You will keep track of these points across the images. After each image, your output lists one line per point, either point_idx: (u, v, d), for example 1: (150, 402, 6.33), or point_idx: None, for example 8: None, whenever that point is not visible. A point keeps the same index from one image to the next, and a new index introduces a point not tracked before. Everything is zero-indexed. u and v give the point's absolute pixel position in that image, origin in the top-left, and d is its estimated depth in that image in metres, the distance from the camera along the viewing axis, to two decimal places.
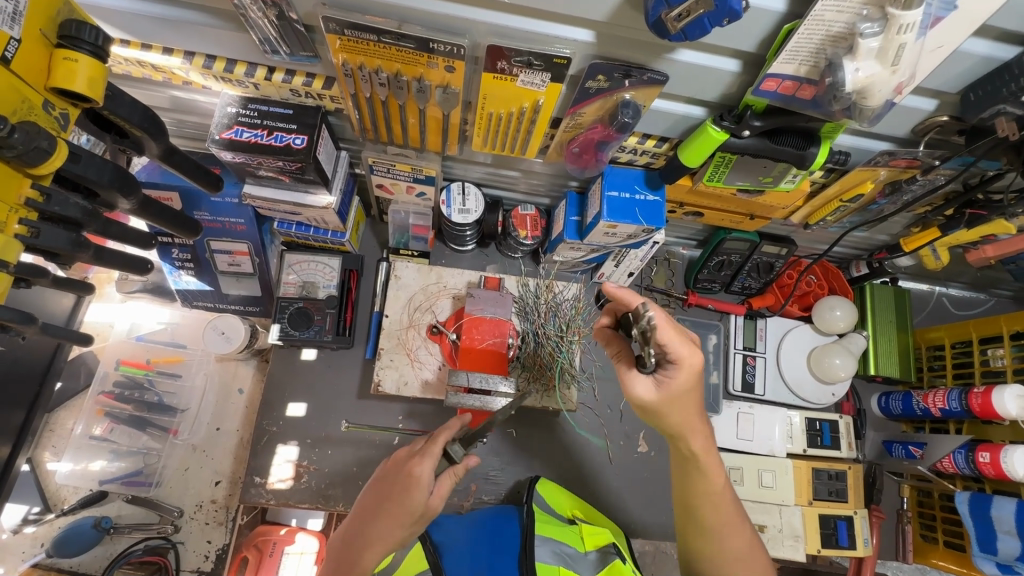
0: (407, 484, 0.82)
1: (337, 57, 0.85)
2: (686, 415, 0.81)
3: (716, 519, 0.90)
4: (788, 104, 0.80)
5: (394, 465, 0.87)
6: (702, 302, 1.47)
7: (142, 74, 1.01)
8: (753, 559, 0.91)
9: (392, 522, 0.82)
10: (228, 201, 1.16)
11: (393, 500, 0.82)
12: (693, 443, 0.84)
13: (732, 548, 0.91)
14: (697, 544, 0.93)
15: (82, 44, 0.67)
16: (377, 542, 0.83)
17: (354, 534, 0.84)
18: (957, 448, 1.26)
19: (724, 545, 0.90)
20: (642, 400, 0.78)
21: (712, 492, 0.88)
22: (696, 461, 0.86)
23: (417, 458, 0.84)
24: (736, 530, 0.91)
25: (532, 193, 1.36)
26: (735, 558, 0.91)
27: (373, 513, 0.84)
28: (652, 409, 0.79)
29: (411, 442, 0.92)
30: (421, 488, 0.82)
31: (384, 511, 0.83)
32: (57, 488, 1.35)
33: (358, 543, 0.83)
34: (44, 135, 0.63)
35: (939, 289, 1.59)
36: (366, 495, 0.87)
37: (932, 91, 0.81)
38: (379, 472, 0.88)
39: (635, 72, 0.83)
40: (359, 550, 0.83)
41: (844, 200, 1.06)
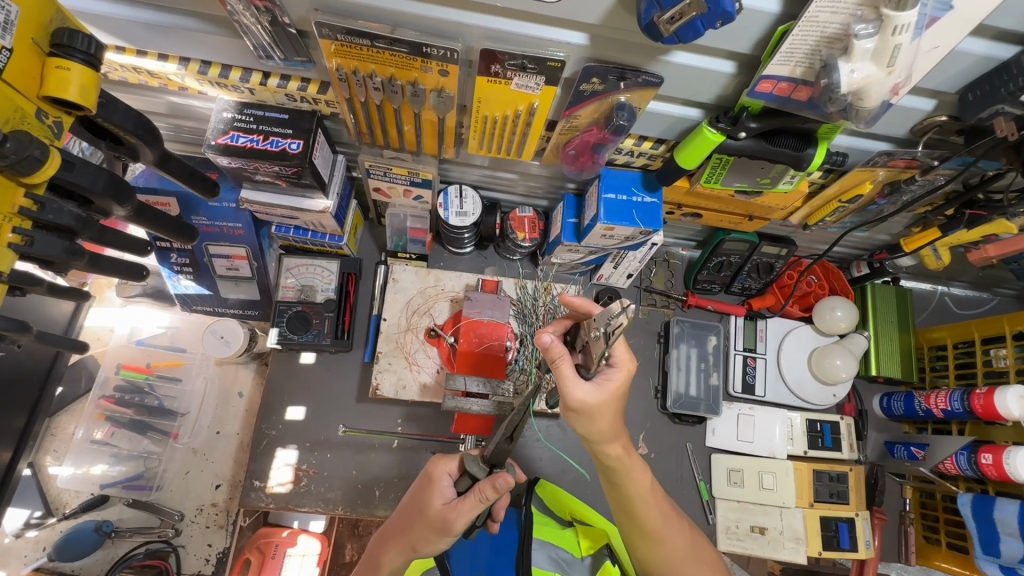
0: (424, 484, 0.90)
1: (331, 62, 0.85)
2: (608, 418, 0.80)
3: (656, 523, 0.90)
4: (784, 105, 0.79)
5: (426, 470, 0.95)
6: (701, 303, 1.46)
7: (138, 80, 1.01)
8: (696, 555, 0.95)
9: (412, 522, 0.88)
10: (225, 206, 1.17)
11: (414, 500, 0.90)
12: (611, 447, 0.83)
13: (674, 548, 0.92)
14: (644, 551, 0.94)
15: (75, 52, 0.67)
16: (396, 541, 0.89)
17: (383, 533, 0.94)
18: (959, 450, 1.25)
19: (668, 547, 0.92)
20: (570, 404, 0.77)
21: (642, 493, 0.88)
22: (610, 468, 0.86)
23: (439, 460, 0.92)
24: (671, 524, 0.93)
25: (530, 195, 1.36)
26: (682, 556, 0.93)
27: (401, 512, 0.93)
28: (572, 411, 0.78)
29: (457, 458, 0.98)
30: (435, 488, 0.87)
31: (409, 512, 0.91)
32: (58, 492, 1.36)
33: (383, 541, 0.92)
34: (36, 144, 0.63)
35: (941, 288, 1.58)
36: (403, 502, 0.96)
37: (930, 91, 0.80)
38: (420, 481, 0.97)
39: (630, 74, 0.82)
40: (380, 546, 0.92)
41: (843, 200, 1.05)
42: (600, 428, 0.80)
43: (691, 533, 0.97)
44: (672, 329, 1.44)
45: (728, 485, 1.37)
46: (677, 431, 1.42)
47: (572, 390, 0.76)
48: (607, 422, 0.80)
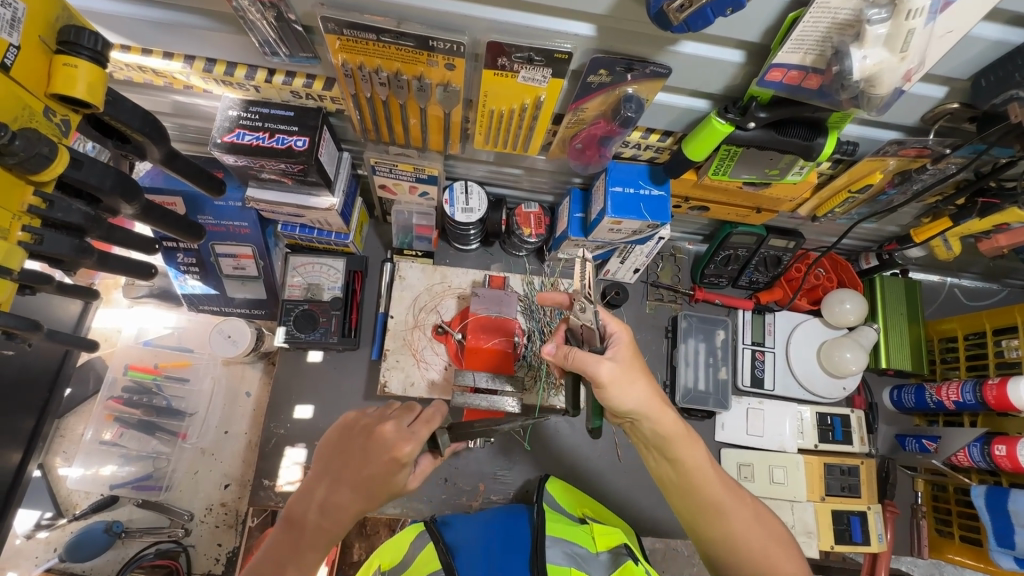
0: (390, 466, 0.79)
1: (337, 58, 0.85)
2: (640, 388, 0.83)
3: (715, 494, 0.89)
4: (794, 94, 0.78)
5: (375, 438, 0.81)
6: (709, 297, 1.45)
7: (143, 79, 1.01)
8: (765, 530, 0.89)
9: (368, 496, 0.79)
10: (232, 205, 1.16)
11: (372, 476, 0.79)
12: (661, 419, 0.86)
13: (738, 519, 0.88)
14: (706, 529, 0.90)
15: (81, 49, 0.67)
16: (350, 515, 0.80)
17: (321, 505, 0.79)
18: (972, 442, 1.24)
19: (732, 522, 0.88)
20: (598, 381, 0.81)
21: (700, 466, 0.88)
22: (665, 443, 0.88)
23: (405, 439, 0.80)
24: (733, 493, 0.90)
25: (535, 190, 1.35)
26: (748, 531, 0.88)
27: (347, 482, 0.80)
28: (605, 386, 0.81)
29: (388, 412, 0.86)
30: (405, 470, 0.80)
31: (362, 485, 0.79)
32: (68, 493, 1.37)
33: (330, 516, 0.79)
34: (44, 142, 0.63)
35: (950, 280, 1.57)
36: (337, 467, 0.81)
37: (941, 78, 0.79)
38: (353, 442, 0.82)
39: (638, 65, 0.82)
40: (331, 523, 0.79)
41: (852, 190, 1.04)
42: (642, 395, 0.83)
43: (757, 508, 0.92)
44: (679, 323, 1.43)
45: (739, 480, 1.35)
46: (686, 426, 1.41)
47: (596, 367, 0.81)
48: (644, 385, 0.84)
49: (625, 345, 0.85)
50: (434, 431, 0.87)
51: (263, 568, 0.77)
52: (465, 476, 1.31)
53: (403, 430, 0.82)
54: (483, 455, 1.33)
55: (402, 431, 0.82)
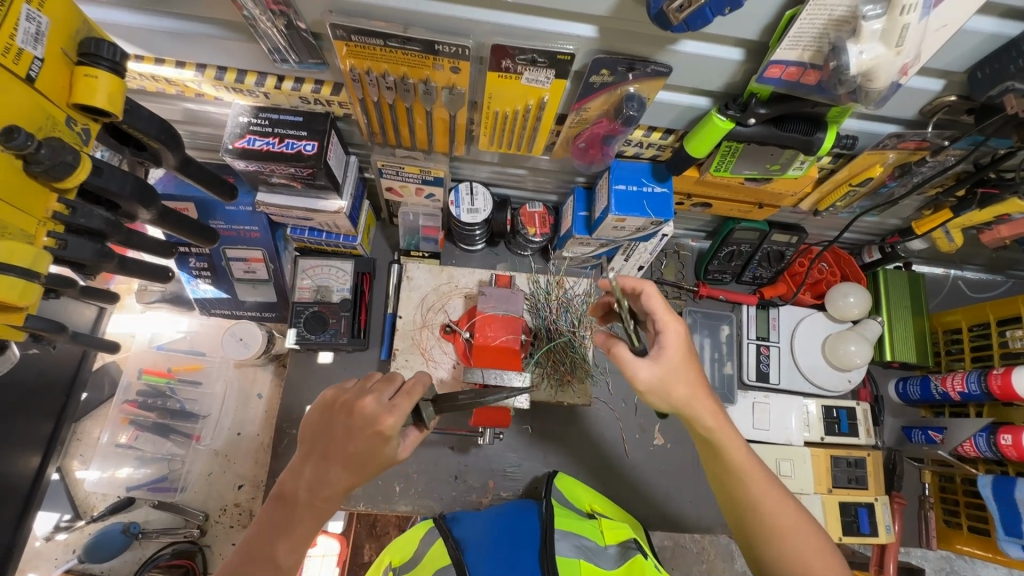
0: (375, 439, 0.79)
1: (345, 64, 0.87)
2: (684, 388, 0.84)
3: (759, 492, 0.84)
4: (793, 90, 0.80)
5: (356, 414, 0.80)
6: (713, 293, 1.47)
7: (156, 88, 1.04)
8: (801, 529, 0.82)
9: (358, 472, 0.80)
10: (242, 210, 1.19)
11: (360, 452, 0.79)
12: (709, 416, 0.86)
13: (773, 514, 0.83)
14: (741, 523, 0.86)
15: (101, 61, 0.69)
16: (342, 491, 0.80)
17: (312, 483, 0.79)
18: (977, 432, 1.25)
19: (764, 514, 0.83)
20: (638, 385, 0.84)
21: (747, 464, 0.86)
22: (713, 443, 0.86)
23: (387, 412, 0.80)
24: (772, 488, 0.85)
25: (539, 190, 1.37)
26: (782, 526, 0.82)
27: (334, 459, 0.80)
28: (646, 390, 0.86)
29: (367, 386, 0.85)
30: (391, 442, 0.80)
31: (350, 461, 0.79)
32: (86, 495, 1.39)
33: (322, 493, 0.79)
34: (69, 150, 0.65)
35: (953, 272, 1.58)
36: (323, 446, 0.81)
37: (938, 71, 0.81)
38: (336, 418, 0.82)
39: (639, 65, 0.83)
40: (323, 500, 0.79)
41: (853, 184, 1.06)
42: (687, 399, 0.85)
43: (800, 510, 0.85)
44: (684, 320, 1.45)
45: None
46: None
47: (635, 369, 0.83)
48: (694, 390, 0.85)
49: (675, 340, 0.85)
50: (420, 404, 0.88)
51: (254, 547, 0.76)
52: (475, 473, 1.33)
53: (384, 403, 0.82)
54: (493, 452, 1.35)
55: (383, 405, 0.81)
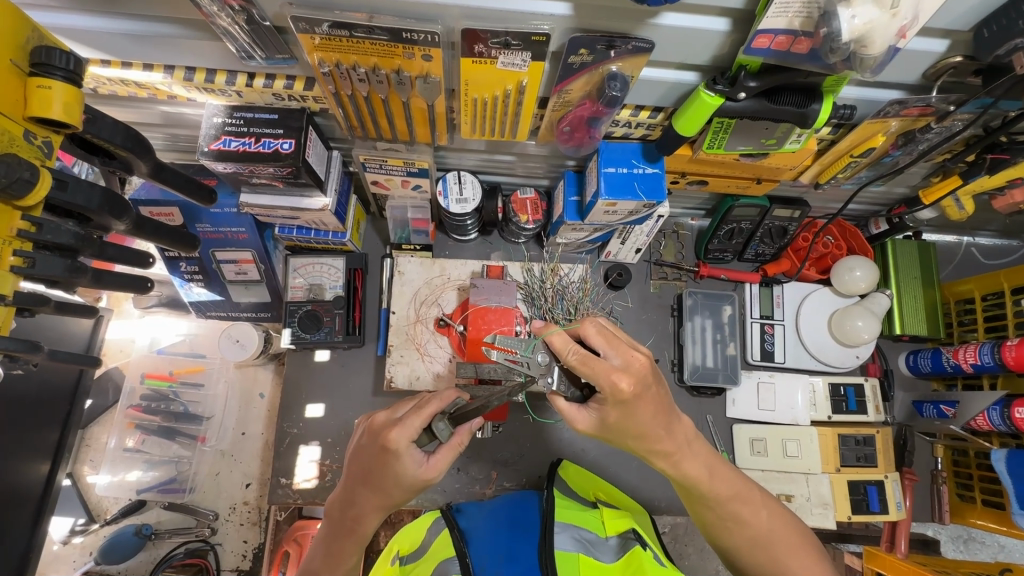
0: (385, 455, 0.82)
1: (313, 57, 0.84)
2: (646, 417, 0.78)
3: (736, 515, 0.88)
4: (784, 60, 0.75)
5: (370, 433, 0.86)
6: (713, 273, 1.42)
7: (127, 92, 1.01)
8: (773, 530, 0.89)
9: (379, 491, 0.84)
10: (226, 212, 1.17)
11: (377, 472, 0.83)
12: (664, 456, 0.83)
13: (747, 519, 0.88)
14: (715, 526, 0.90)
15: (55, 70, 0.67)
16: (369, 509, 0.86)
17: (344, 503, 0.88)
18: (992, 405, 1.21)
19: (737, 518, 0.88)
20: (591, 434, 0.81)
21: (721, 493, 0.87)
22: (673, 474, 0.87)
23: (393, 426, 0.82)
24: (745, 502, 0.89)
25: (530, 175, 1.34)
26: (756, 531, 0.88)
27: (357, 480, 0.86)
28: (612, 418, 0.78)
29: (394, 408, 0.89)
30: (402, 458, 0.81)
31: (370, 480, 0.84)
32: (99, 499, 1.42)
33: (350, 513, 0.87)
34: (25, 166, 0.64)
35: (967, 239, 1.51)
36: (351, 467, 0.88)
37: (941, 31, 0.75)
38: (359, 441, 0.88)
39: (619, 42, 0.79)
40: (352, 519, 0.87)
41: (855, 155, 1.01)
42: (644, 424, 0.79)
43: (769, 504, 0.91)
44: (684, 301, 1.41)
45: (752, 455, 1.34)
46: (696, 403, 1.40)
47: (576, 423, 0.80)
48: (648, 413, 0.78)
49: (615, 406, 0.77)
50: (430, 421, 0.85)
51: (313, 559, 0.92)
52: (476, 465, 1.33)
53: (394, 419, 0.84)
54: (495, 443, 1.34)
55: (393, 420, 0.84)
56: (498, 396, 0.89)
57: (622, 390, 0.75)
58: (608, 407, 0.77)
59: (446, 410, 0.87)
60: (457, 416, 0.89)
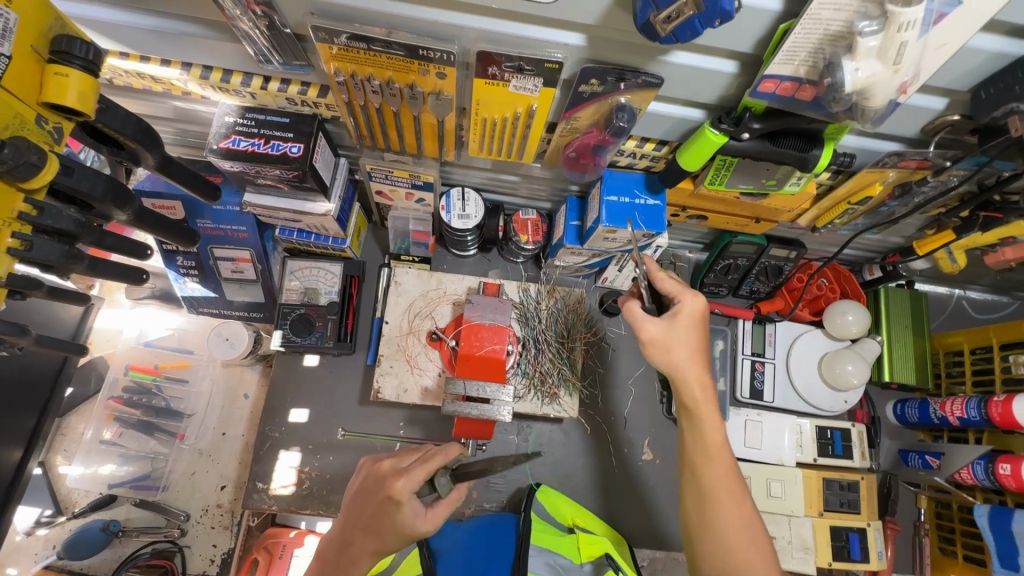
0: (388, 505, 0.80)
1: (329, 66, 0.85)
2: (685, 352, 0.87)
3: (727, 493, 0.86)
4: (788, 105, 0.77)
5: (374, 480, 0.84)
6: (708, 306, 1.42)
7: (142, 85, 1.02)
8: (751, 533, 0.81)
9: (378, 539, 0.81)
10: (229, 210, 1.18)
11: (376, 520, 0.81)
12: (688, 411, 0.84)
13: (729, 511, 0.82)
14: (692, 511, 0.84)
15: (73, 59, 0.68)
16: (365, 556, 0.82)
17: (338, 545, 0.83)
18: (976, 459, 1.21)
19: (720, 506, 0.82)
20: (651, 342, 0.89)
21: (713, 479, 0.83)
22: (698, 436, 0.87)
23: (399, 476, 0.81)
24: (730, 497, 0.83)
25: (533, 197, 1.35)
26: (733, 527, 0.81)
27: (356, 522, 0.83)
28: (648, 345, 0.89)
29: (396, 453, 0.88)
30: (404, 509, 0.80)
31: (368, 525, 0.81)
32: (68, 491, 1.39)
33: (346, 556, 0.82)
34: (34, 150, 0.64)
35: (958, 292, 1.53)
36: (348, 510, 0.84)
37: (940, 89, 0.77)
38: (359, 484, 0.85)
39: (629, 75, 0.81)
40: (347, 561, 0.82)
41: (852, 202, 1.03)
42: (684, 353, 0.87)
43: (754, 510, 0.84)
44: None
45: None
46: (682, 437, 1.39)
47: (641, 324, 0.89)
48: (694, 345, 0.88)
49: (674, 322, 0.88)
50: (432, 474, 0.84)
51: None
52: None
53: (399, 466, 0.84)
54: None
55: (398, 467, 0.83)
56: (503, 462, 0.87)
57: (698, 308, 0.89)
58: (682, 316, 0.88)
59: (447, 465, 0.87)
60: (458, 473, 0.88)
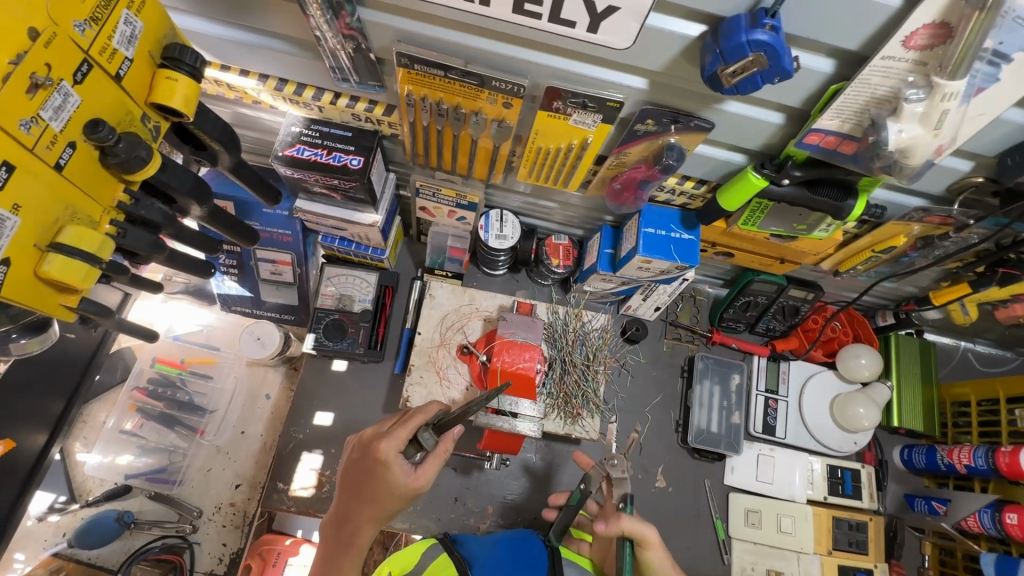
0: (376, 467, 0.85)
1: (403, 88, 0.91)
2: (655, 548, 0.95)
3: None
4: (830, 157, 0.84)
5: (360, 447, 0.89)
6: (726, 340, 1.48)
7: (216, 91, 1.08)
8: None
9: (374, 503, 0.85)
10: (279, 214, 1.22)
11: (368, 485, 0.86)
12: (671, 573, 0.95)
13: None
14: None
15: (182, 65, 0.73)
16: (365, 523, 0.86)
17: (338, 519, 0.88)
18: (982, 508, 1.25)
19: None
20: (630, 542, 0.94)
21: None
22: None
23: (381, 438, 0.87)
24: None
25: (566, 223, 1.41)
26: None
27: (347, 492, 0.88)
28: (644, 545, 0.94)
29: (380, 423, 0.94)
30: (392, 469, 0.84)
31: (361, 492, 0.86)
32: (84, 479, 1.39)
33: (346, 527, 0.86)
34: (144, 146, 0.69)
35: (964, 344, 1.59)
36: (341, 484, 0.89)
37: (970, 153, 0.84)
38: (349, 457, 0.91)
39: (683, 118, 0.88)
40: (347, 532, 0.86)
41: (876, 250, 1.09)
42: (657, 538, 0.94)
43: None
44: (696, 364, 1.46)
45: (746, 526, 1.36)
46: (695, 467, 1.42)
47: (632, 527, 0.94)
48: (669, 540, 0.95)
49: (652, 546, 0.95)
50: (415, 431, 0.87)
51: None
52: (474, 497, 1.33)
53: (382, 432, 0.89)
54: (495, 477, 1.35)
55: (380, 433, 0.89)
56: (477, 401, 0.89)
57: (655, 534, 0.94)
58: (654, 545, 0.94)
59: (429, 421, 0.89)
60: (440, 425, 0.90)
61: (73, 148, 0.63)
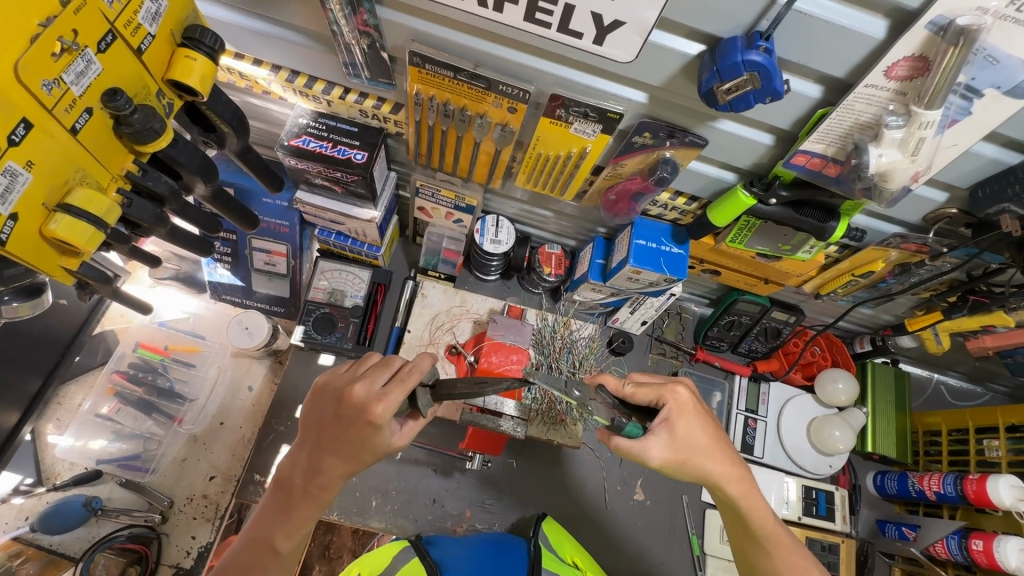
0: (368, 430, 0.81)
1: (412, 86, 0.94)
2: (701, 454, 0.89)
3: (766, 562, 0.94)
4: (815, 179, 0.89)
5: (347, 402, 0.82)
6: (709, 358, 1.51)
7: (227, 80, 1.10)
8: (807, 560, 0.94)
9: (353, 460, 0.83)
10: (279, 204, 1.24)
11: (351, 441, 0.82)
12: (733, 484, 0.91)
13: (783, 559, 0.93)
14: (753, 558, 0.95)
15: (201, 46, 0.75)
16: (334, 478, 0.84)
17: (307, 470, 0.84)
18: (950, 534, 1.27)
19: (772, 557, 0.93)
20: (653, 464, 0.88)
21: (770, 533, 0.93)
22: (741, 512, 0.92)
23: (377, 399, 0.81)
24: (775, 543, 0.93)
25: (560, 233, 1.45)
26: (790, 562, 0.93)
27: (324, 447, 0.83)
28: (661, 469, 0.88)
29: (367, 372, 0.85)
30: (383, 432, 0.82)
31: (341, 450, 0.82)
32: (53, 462, 1.36)
33: (315, 481, 0.83)
34: (158, 118, 0.70)
35: (937, 376, 1.64)
36: (316, 433, 0.85)
37: (944, 184, 0.90)
38: (330, 408, 0.84)
39: (679, 134, 0.92)
40: (316, 487, 0.84)
41: (855, 274, 1.14)
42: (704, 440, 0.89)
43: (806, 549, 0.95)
44: None
45: (721, 543, 1.37)
46: (674, 482, 1.43)
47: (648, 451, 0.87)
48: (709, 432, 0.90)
49: (679, 417, 0.89)
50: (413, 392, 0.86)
51: (262, 524, 0.85)
52: (453, 500, 1.32)
53: (375, 390, 0.82)
54: (475, 481, 1.34)
55: (375, 392, 0.82)
56: (493, 387, 0.90)
57: (683, 397, 0.91)
58: (675, 418, 0.89)
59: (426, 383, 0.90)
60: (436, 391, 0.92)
61: (89, 114, 0.65)
